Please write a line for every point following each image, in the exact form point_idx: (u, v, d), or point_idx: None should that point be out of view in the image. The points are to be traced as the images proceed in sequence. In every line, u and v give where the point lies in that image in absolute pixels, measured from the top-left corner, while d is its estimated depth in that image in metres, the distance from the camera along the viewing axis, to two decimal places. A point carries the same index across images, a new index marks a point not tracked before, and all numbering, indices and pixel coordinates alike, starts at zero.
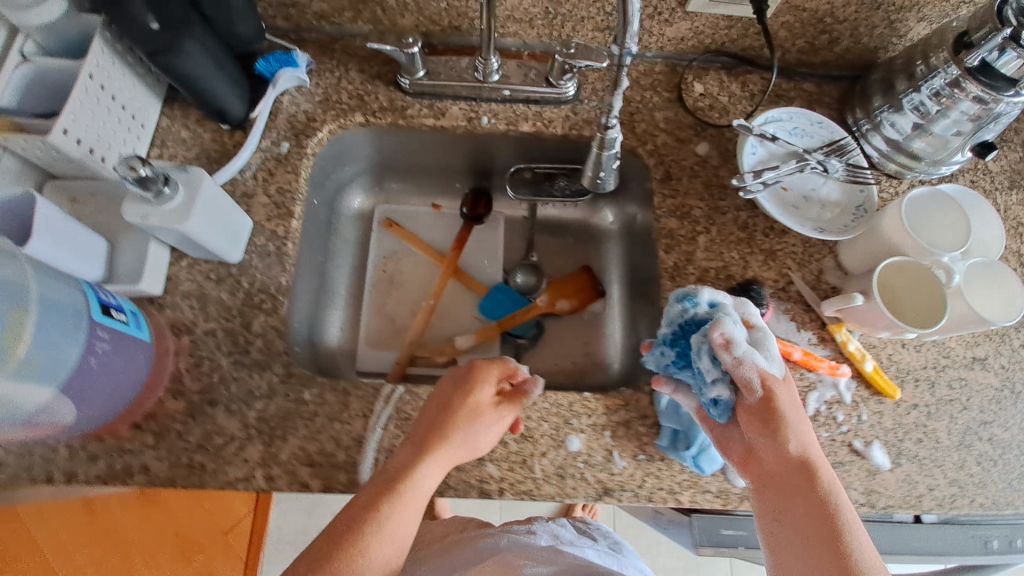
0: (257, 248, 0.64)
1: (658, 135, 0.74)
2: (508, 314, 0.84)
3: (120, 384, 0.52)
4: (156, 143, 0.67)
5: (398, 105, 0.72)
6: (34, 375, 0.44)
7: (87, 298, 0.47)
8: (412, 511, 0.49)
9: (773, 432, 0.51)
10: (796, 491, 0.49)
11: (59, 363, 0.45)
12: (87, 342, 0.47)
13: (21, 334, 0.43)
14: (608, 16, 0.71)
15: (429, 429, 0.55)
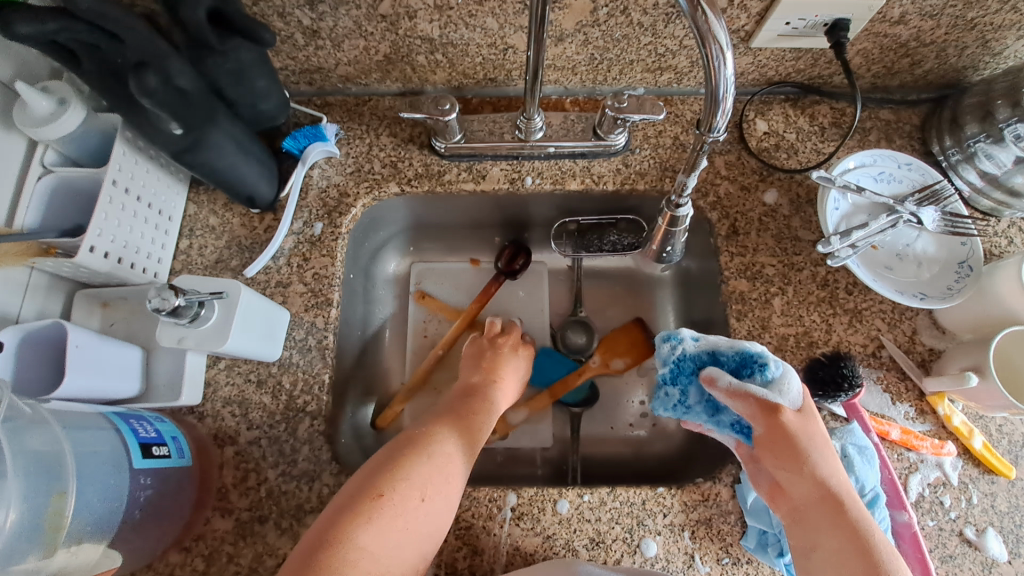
0: (297, 343, 0.60)
1: (720, 184, 0.67)
2: (560, 377, 0.77)
3: (164, 524, 0.49)
4: (184, 234, 0.63)
5: (434, 170, 0.67)
6: (82, 545, 0.42)
7: (126, 451, 0.45)
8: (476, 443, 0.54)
9: (792, 460, 0.46)
10: (826, 524, 0.43)
11: (103, 528, 0.43)
12: (129, 496, 0.45)
13: (65, 517, 0.40)
14: (660, 58, 0.65)
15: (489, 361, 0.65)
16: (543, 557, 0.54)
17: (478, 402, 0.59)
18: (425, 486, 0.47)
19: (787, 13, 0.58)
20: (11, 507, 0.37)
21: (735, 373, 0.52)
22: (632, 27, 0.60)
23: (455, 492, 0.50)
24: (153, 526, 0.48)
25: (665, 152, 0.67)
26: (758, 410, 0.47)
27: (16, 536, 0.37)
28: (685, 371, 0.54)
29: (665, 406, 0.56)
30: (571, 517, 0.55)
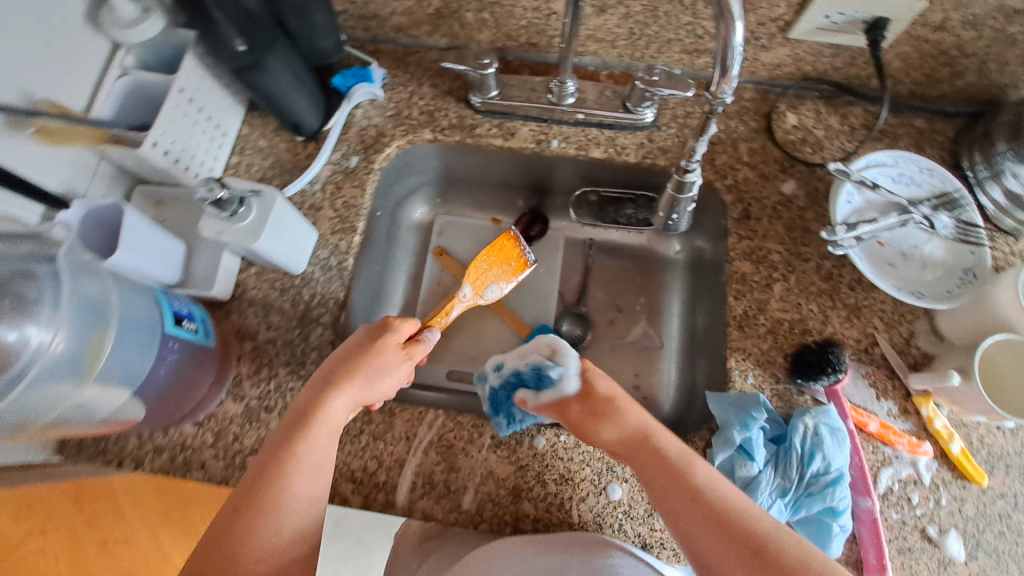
0: (320, 261, 0.66)
1: (740, 169, 0.68)
2: None
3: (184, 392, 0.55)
4: (235, 151, 0.70)
5: (467, 122, 0.71)
6: (112, 382, 0.48)
7: (160, 318, 0.51)
8: (312, 454, 0.47)
9: (645, 445, 0.51)
10: (698, 510, 0.44)
11: (132, 373, 0.50)
12: (159, 353, 0.51)
13: (103, 352, 0.47)
14: (698, 39, 0.67)
15: (331, 368, 0.53)
16: (514, 484, 0.58)
17: (284, 438, 0.48)
18: (245, 537, 0.42)
19: (826, 5, 0.59)
20: (61, 331, 0.45)
21: (534, 385, 0.59)
22: (672, 4, 0.63)
23: (309, 507, 0.45)
24: (171, 390, 0.54)
25: (690, 132, 0.70)
26: (589, 414, 0.55)
27: (60, 356, 0.45)
28: (506, 388, 0.62)
29: (503, 427, 0.58)
30: (545, 453, 0.59)
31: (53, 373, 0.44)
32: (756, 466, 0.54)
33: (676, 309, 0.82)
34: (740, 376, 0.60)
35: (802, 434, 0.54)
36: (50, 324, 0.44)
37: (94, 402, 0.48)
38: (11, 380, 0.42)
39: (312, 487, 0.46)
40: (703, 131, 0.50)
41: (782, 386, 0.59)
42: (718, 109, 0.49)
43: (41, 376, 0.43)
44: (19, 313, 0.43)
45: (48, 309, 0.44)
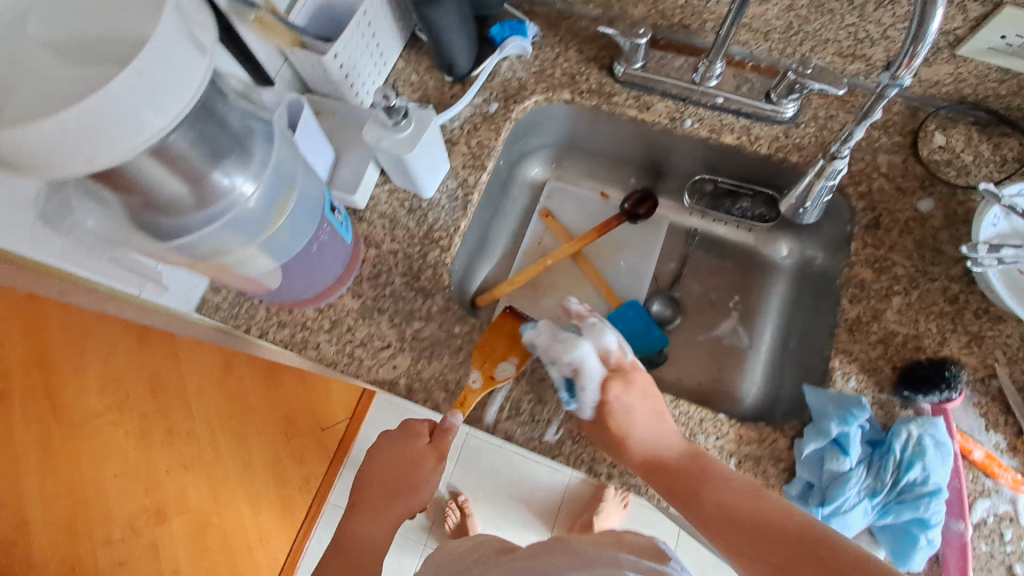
0: (447, 190, 0.70)
1: (874, 179, 0.68)
2: (630, 330, 0.80)
3: (322, 271, 0.63)
4: (388, 81, 0.76)
5: (606, 89, 0.74)
6: (282, 238, 0.54)
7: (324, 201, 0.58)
8: (388, 488, 0.66)
9: (666, 472, 0.54)
10: (746, 540, 0.48)
11: (297, 238, 0.56)
12: (315, 232, 0.57)
13: (286, 209, 0.53)
14: (857, 43, 0.67)
15: (369, 502, 0.66)
16: None
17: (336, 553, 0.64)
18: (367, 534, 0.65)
19: (1006, 26, 0.58)
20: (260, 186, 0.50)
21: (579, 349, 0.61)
22: (841, 2, 0.63)
23: (391, 502, 0.66)
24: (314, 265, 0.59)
25: (828, 134, 0.70)
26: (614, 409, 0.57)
27: (254, 209, 0.50)
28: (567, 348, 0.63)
29: None
30: None
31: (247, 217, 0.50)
32: (848, 463, 0.54)
33: (770, 313, 0.82)
34: (842, 377, 0.61)
35: (904, 441, 0.54)
36: (255, 177, 0.49)
37: (264, 252, 0.54)
38: (216, 214, 0.47)
39: (376, 524, 0.65)
40: (864, 117, 0.50)
41: (885, 396, 0.59)
42: (888, 92, 0.49)
43: (235, 221, 0.49)
44: (235, 158, 0.48)
45: (256, 164, 0.49)
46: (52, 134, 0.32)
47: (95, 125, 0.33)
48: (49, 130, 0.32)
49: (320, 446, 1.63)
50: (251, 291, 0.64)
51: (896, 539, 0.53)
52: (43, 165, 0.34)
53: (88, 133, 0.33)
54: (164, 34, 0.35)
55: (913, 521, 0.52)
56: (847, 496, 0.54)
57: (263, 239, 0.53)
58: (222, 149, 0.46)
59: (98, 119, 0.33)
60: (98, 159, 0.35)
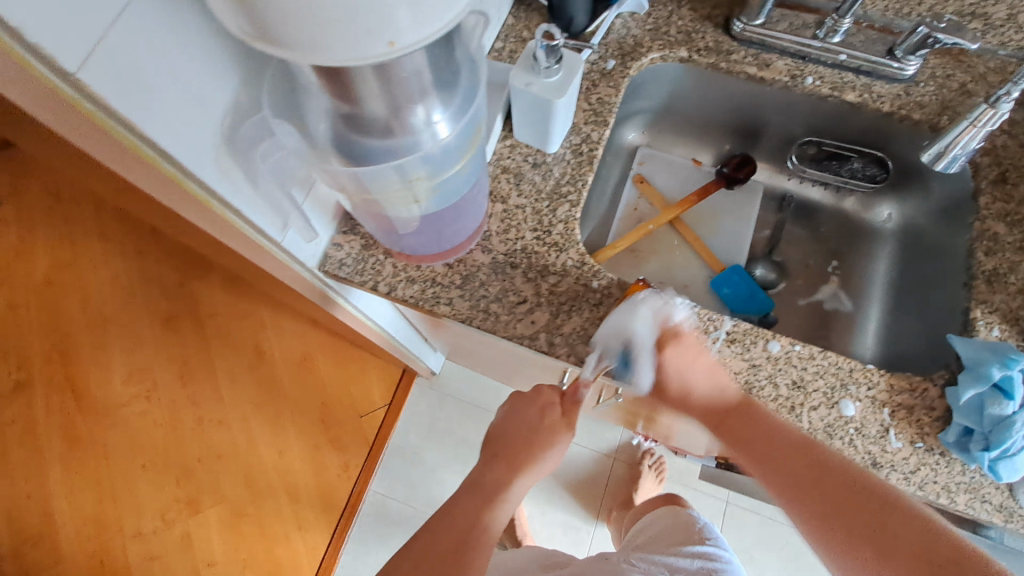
0: (571, 145, 0.69)
1: (997, 136, 0.68)
2: (739, 293, 0.80)
3: (463, 223, 0.60)
4: (500, 37, 0.74)
5: (723, 47, 0.73)
6: (461, 171, 0.51)
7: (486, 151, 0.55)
8: (524, 442, 0.65)
9: (726, 422, 0.60)
10: (782, 462, 0.56)
11: (471, 173, 0.54)
12: (478, 170, 0.55)
13: (476, 140, 0.50)
14: (979, 2, 0.69)
15: (502, 453, 0.66)
16: (745, 380, 0.59)
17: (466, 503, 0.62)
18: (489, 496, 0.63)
19: None
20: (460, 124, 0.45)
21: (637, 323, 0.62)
22: None
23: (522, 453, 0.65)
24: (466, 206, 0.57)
25: (949, 94, 0.70)
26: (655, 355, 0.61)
27: (445, 146, 0.45)
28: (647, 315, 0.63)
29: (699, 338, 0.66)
30: (779, 357, 0.60)
31: (450, 151, 0.46)
32: (1012, 407, 0.54)
33: (871, 277, 0.82)
34: (984, 327, 0.60)
35: None
36: (458, 114, 0.44)
37: (443, 186, 0.51)
38: (426, 142, 0.44)
39: (508, 478, 0.64)
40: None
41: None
42: None
43: (422, 159, 0.44)
44: (448, 89, 0.42)
45: (461, 98, 0.44)
46: (337, 7, 0.27)
47: (380, 12, 0.28)
48: (338, 6, 0.27)
49: (358, 438, 1.42)
50: (383, 236, 0.60)
51: None
52: (311, 48, 0.29)
53: (370, 19, 0.28)
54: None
55: None
56: (1015, 439, 0.53)
57: (448, 174, 0.49)
58: (439, 76, 0.41)
59: (385, 6, 0.28)
60: (364, 55, 0.30)
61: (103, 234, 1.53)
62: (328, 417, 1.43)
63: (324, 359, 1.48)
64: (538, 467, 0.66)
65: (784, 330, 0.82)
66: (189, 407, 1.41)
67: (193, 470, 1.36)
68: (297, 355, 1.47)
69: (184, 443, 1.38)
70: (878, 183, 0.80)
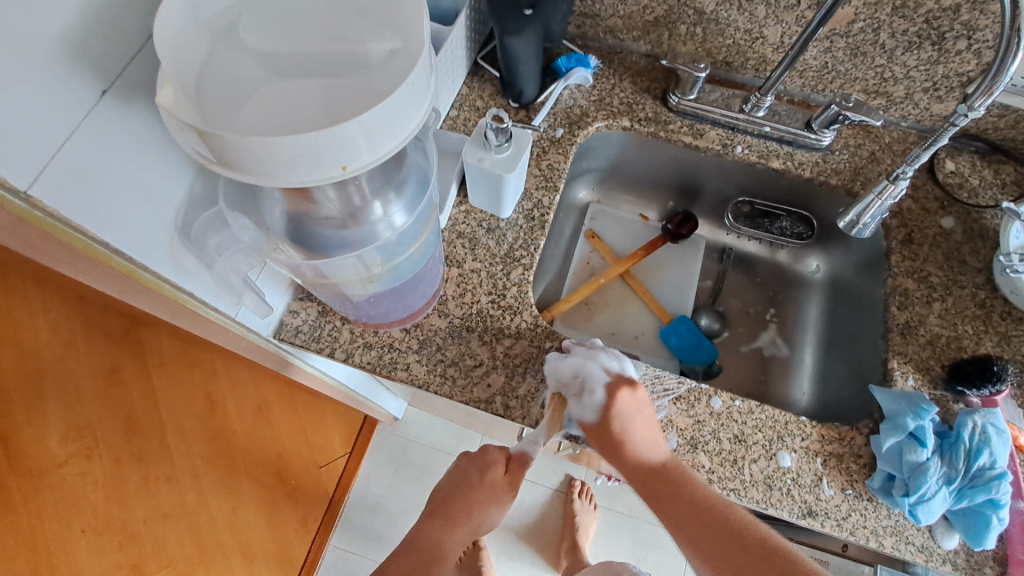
0: (524, 211, 0.73)
1: (903, 200, 0.76)
2: (688, 344, 0.84)
3: (420, 292, 0.62)
4: (456, 106, 0.78)
5: (662, 118, 0.79)
6: (414, 259, 0.54)
7: (438, 229, 0.58)
8: (456, 494, 0.67)
9: (663, 490, 0.58)
10: (713, 529, 0.55)
11: (425, 256, 0.56)
12: (432, 249, 0.58)
13: (429, 228, 0.53)
14: (882, 82, 0.75)
15: (435, 503, 0.69)
16: (691, 435, 0.62)
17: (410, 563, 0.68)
18: (439, 550, 0.68)
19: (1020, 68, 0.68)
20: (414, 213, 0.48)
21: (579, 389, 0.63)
22: (874, 46, 0.71)
23: (460, 510, 0.67)
24: (420, 282, 0.60)
25: (860, 160, 0.77)
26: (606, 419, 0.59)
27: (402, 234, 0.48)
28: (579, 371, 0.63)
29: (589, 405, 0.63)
30: (721, 412, 0.63)
31: (404, 242, 0.49)
32: (926, 453, 0.59)
33: (805, 326, 0.88)
34: (901, 376, 0.66)
35: (971, 430, 0.59)
36: (411, 205, 0.48)
37: (396, 272, 0.53)
38: (379, 234, 0.46)
39: (439, 536, 0.68)
40: (929, 143, 0.59)
41: (939, 392, 0.64)
42: (957, 123, 0.57)
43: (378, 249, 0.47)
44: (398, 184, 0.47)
45: (415, 191, 0.48)
46: (300, 144, 0.30)
47: (338, 145, 0.31)
48: (300, 145, 0.30)
49: (317, 490, 1.40)
50: (339, 308, 0.61)
51: (971, 521, 0.58)
52: (269, 173, 0.32)
53: (330, 150, 0.31)
54: (416, 70, 0.34)
55: (984, 503, 0.58)
56: (928, 485, 0.58)
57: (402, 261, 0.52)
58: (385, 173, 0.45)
59: (345, 141, 0.31)
60: (320, 178, 0.33)
61: (43, 281, 1.46)
62: (284, 469, 1.40)
63: (281, 410, 1.44)
64: (471, 523, 0.67)
65: (729, 376, 0.87)
66: (134, 465, 1.30)
67: (137, 535, 1.25)
68: (253, 404, 1.44)
69: (126, 504, 1.26)
70: (805, 240, 0.87)
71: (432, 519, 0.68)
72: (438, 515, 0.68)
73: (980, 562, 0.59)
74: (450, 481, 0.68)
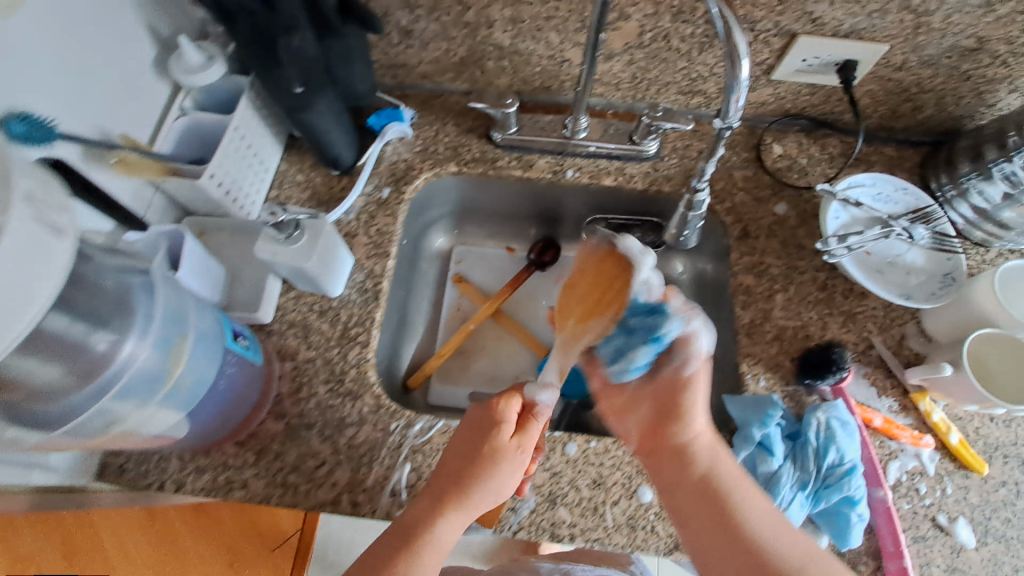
0: (356, 284, 0.70)
1: (737, 194, 0.76)
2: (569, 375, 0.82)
3: (228, 411, 0.59)
4: (274, 186, 0.74)
5: (489, 156, 0.78)
6: (180, 392, 0.51)
7: (218, 343, 0.55)
8: (456, 464, 0.57)
9: (683, 477, 0.56)
10: (699, 504, 0.55)
11: (199, 382, 0.53)
12: (219, 365, 0.55)
13: (182, 359, 0.50)
14: (692, 82, 0.75)
15: (443, 480, 0.56)
16: (548, 490, 0.60)
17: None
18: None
19: (804, 50, 0.67)
20: (149, 343, 0.47)
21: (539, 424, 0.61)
22: (671, 52, 0.71)
23: (457, 496, 0.55)
24: (219, 404, 0.57)
25: (690, 162, 0.77)
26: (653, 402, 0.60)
27: (146, 367, 0.47)
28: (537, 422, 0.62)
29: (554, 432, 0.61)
30: (577, 459, 0.62)
31: (137, 386, 0.47)
32: (777, 461, 0.59)
33: None
34: (752, 379, 0.65)
35: (816, 428, 0.60)
36: (140, 337, 0.47)
37: (161, 411, 0.51)
38: (102, 388, 0.45)
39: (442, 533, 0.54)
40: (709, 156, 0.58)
41: (791, 388, 0.64)
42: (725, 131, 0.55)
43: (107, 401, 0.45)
44: (112, 326, 0.45)
45: (140, 322, 0.47)
46: None
47: None
48: None
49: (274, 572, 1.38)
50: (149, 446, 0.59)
51: (832, 522, 0.58)
52: None
53: None
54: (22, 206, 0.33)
55: (841, 501, 0.58)
56: (783, 494, 0.58)
57: (153, 404, 0.49)
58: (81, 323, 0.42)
59: None
60: None
61: None
62: None
63: None
64: (474, 510, 0.55)
65: None
66: None
67: None
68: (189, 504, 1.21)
69: None
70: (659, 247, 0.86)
71: (427, 493, 0.56)
72: (430, 499, 0.56)
73: (853, 560, 0.58)
74: (456, 449, 0.58)
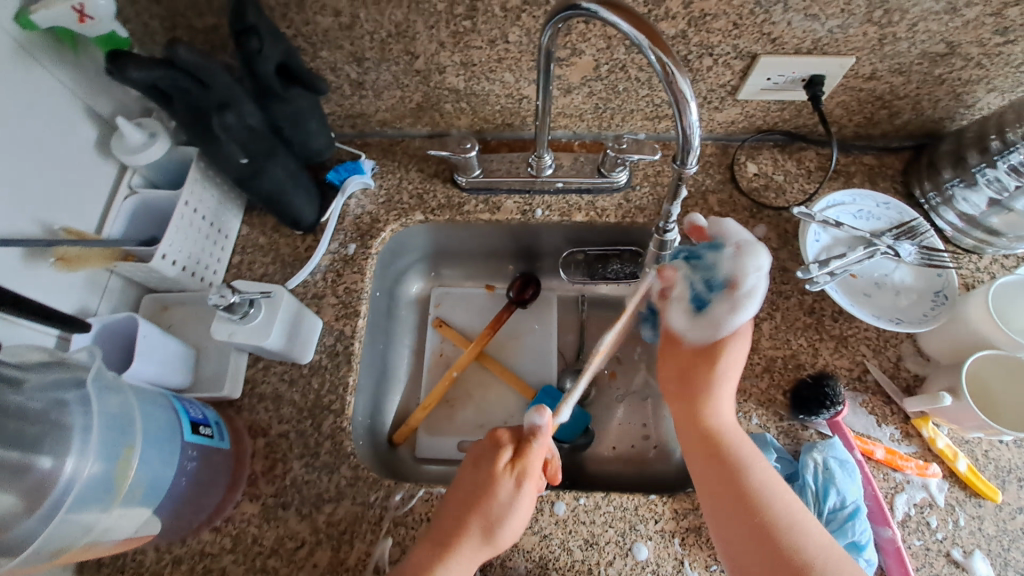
0: (327, 348, 0.67)
1: (713, 220, 0.73)
2: None
3: (198, 503, 0.57)
4: (237, 251, 0.72)
5: (455, 202, 0.76)
6: (137, 500, 0.49)
7: (174, 439, 0.53)
8: (454, 505, 0.55)
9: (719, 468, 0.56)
10: (729, 494, 0.54)
11: (155, 487, 0.51)
12: (179, 463, 0.53)
13: (130, 468, 0.48)
14: (657, 108, 0.72)
15: (444, 526, 0.54)
16: (539, 555, 0.57)
17: None
18: None
19: (767, 69, 0.65)
20: (92, 455, 0.45)
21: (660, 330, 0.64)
22: (630, 82, 0.68)
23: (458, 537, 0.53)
24: (186, 496, 0.55)
25: (662, 190, 0.75)
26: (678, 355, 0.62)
27: (94, 479, 0.45)
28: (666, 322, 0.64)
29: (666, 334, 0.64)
30: (567, 519, 0.59)
31: (89, 500, 0.45)
32: None
33: None
34: (744, 417, 0.62)
35: (813, 470, 0.57)
36: (82, 452, 0.44)
37: (121, 520, 0.48)
38: (48, 514, 0.43)
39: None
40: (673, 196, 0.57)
41: (786, 423, 0.61)
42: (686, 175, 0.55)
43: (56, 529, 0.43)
44: (49, 446, 0.43)
45: (79, 436, 0.45)
46: None
47: None
48: None
49: None
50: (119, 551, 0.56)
51: None
52: None
53: None
54: None
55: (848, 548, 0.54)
56: None
57: (111, 515, 0.47)
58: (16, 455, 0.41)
59: None
60: None
61: None
62: None
63: None
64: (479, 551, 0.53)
65: None
66: None
67: None
68: None
69: None
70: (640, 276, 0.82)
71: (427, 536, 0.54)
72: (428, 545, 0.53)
73: None
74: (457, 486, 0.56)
